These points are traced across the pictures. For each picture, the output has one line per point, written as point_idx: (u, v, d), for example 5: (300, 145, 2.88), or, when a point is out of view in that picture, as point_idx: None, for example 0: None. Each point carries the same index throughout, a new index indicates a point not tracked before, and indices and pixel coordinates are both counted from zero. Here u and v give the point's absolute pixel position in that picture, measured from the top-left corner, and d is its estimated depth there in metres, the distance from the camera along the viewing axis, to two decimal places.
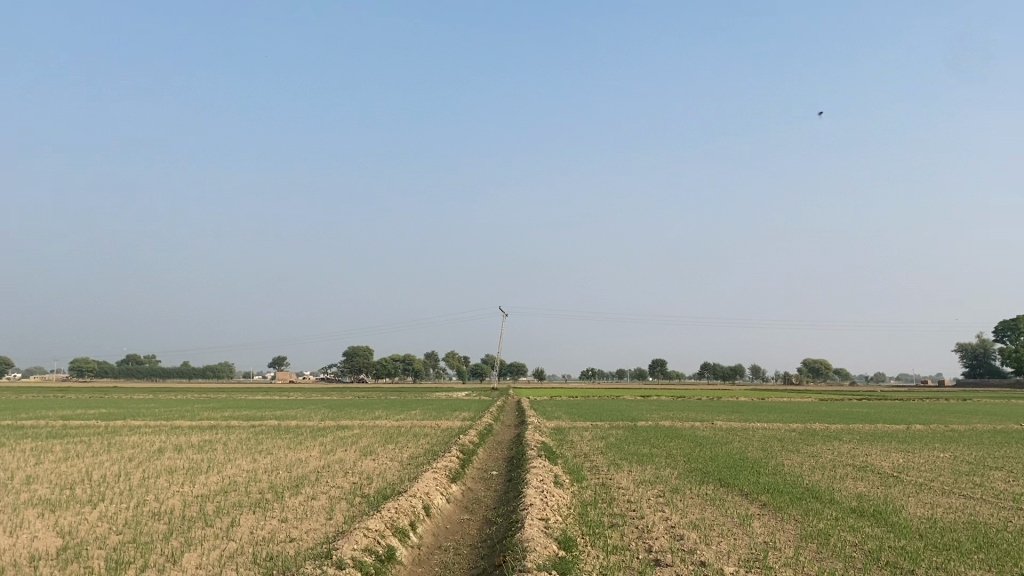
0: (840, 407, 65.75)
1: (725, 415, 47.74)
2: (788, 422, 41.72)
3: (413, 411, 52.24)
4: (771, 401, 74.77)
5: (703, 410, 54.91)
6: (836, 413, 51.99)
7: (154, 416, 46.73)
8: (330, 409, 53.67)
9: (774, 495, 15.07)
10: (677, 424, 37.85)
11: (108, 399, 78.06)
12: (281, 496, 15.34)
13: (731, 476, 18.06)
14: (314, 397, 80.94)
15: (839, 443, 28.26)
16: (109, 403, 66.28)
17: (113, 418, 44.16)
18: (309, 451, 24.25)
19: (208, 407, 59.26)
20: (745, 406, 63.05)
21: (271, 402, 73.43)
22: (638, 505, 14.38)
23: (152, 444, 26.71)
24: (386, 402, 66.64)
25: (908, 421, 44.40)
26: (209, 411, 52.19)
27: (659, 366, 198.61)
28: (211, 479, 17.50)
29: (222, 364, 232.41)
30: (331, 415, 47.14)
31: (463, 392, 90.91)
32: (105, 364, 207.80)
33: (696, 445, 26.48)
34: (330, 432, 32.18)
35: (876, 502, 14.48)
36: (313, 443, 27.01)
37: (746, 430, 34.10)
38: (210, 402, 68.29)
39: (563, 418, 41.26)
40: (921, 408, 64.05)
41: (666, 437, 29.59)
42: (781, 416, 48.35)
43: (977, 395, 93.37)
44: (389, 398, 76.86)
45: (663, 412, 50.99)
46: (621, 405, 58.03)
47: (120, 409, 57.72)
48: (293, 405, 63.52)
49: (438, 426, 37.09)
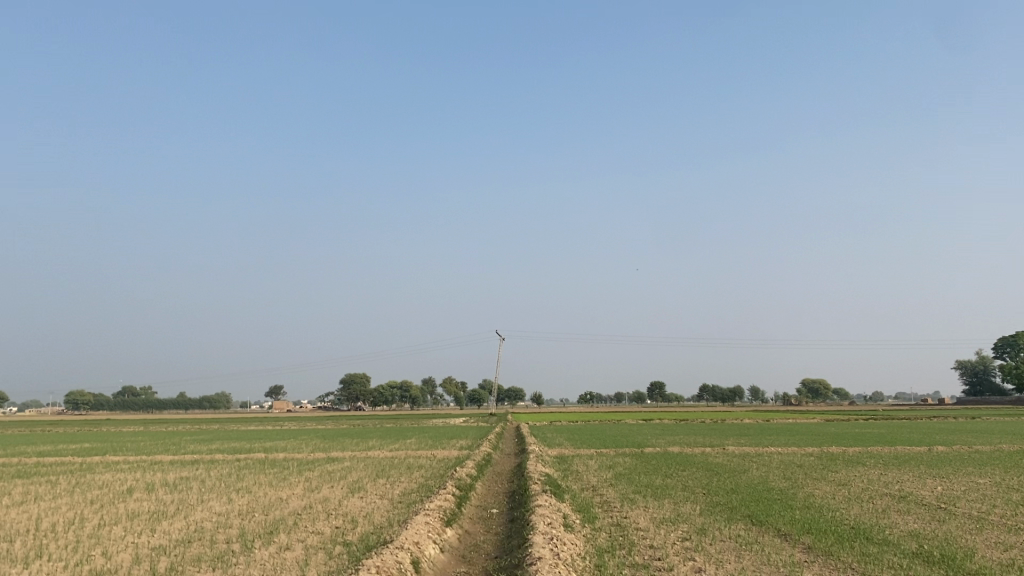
0: (850, 428, 63.73)
1: (734, 439, 45.80)
2: (803, 445, 39.76)
3: (409, 440, 50.14)
4: (776, 423, 72.71)
5: (711, 433, 53.04)
6: (847, 436, 49.91)
7: (138, 450, 44.52)
8: (323, 440, 51.49)
9: (819, 537, 13.11)
10: (686, 450, 35.78)
11: (97, 433, 75.91)
12: (249, 547, 13.27)
13: (762, 512, 16.08)
14: (308, 427, 78.88)
15: (865, 469, 26.22)
16: (95, 437, 63.68)
17: (92, 453, 42.02)
18: (292, 488, 22.19)
19: (197, 439, 57.01)
20: (753, 428, 61.10)
21: (264, 432, 71.27)
22: (663, 553, 12.38)
23: (123, 482, 24.60)
24: (382, 431, 64.65)
25: (925, 441, 42.51)
26: (196, 444, 50.04)
27: (658, 389, 196.91)
28: (175, 526, 15.45)
29: (221, 395, 230.87)
30: (322, 446, 45.13)
31: (461, 419, 88.73)
32: (101, 397, 206.24)
33: (712, 474, 24.47)
34: (318, 466, 30.06)
35: (939, 544, 12.52)
36: (298, 479, 24.91)
37: (761, 455, 32.11)
38: (199, 434, 66.18)
39: (565, 446, 39.36)
40: (933, 426, 61.91)
41: (678, 465, 27.57)
42: (791, 439, 46.34)
43: (986, 411, 91.40)
44: (386, 427, 74.72)
45: (668, 436, 49.09)
46: (624, 430, 56.10)
47: (104, 443, 55.56)
48: (284, 436, 61.25)
49: (433, 456, 35.14)
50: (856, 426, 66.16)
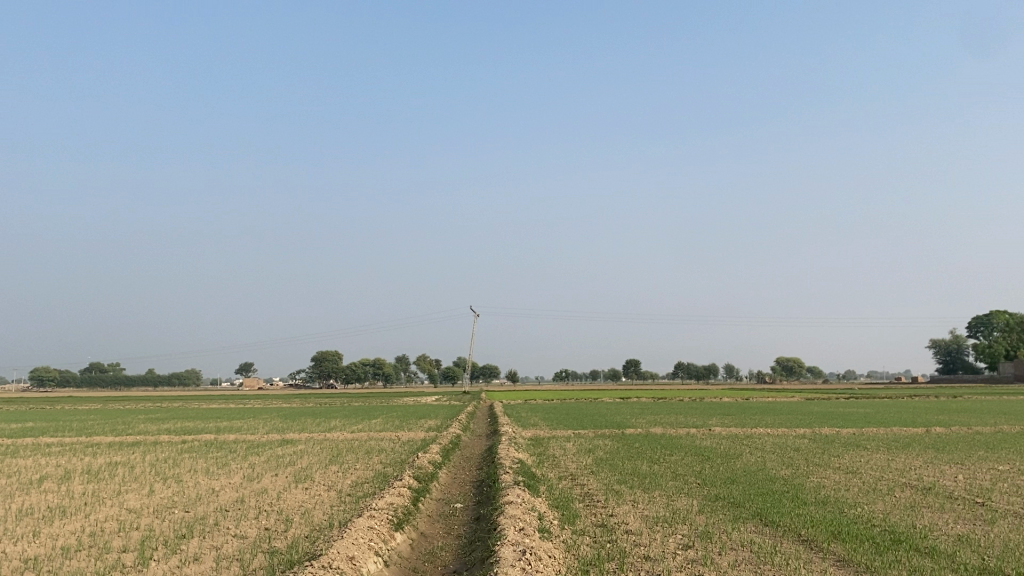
0: (834, 407, 61.78)
1: (716, 419, 43.51)
2: (790, 426, 37.50)
3: (375, 419, 47.39)
4: (755, 401, 70.82)
5: (691, 412, 50.91)
6: (831, 415, 47.89)
7: (83, 430, 41.39)
8: (284, 419, 48.77)
9: (853, 546, 10.66)
10: (669, 431, 33.42)
11: (51, 409, 71.99)
12: (145, 560, 10.60)
13: (771, 509, 13.64)
14: (275, 404, 75.79)
15: (868, 453, 24.00)
16: (45, 416, 60.25)
17: (29, 434, 38.62)
18: (229, 478, 19.45)
19: (151, 418, 53.80)
20: (733, 408, 59.03)
21: (227, 409, 67.89)
22: (664, 568, 9.86)
23: (41, 469, 21.68)
24: (348, 410, 61.73)
25: (916, 421, 40.52)
26: (147, 423, 46.85)
27: (632, 367, 195.85)
28: (66, 529, 12.70)
29: (192, 371, 227.08)
30: (281, 426, 42.08)
31: (433, 397, 86.16)
32: (68, 373, 201.48)
33: (703, 460, 22.07)
34: (269, 450, 27.29)
35: (1005, 555, 10.09)
36: (241, 465, 22.14)
37: (750, 437, 29.74)
38: (156, 411, 62.69)
39: (540, 427, 36.88)
40: (916, 406, 60.46)
41: (663, 449, 25.18)
42: (774, 419, 44.24)
43: (964, 390, 90.28)
44: (357, 404, 71.87)
45: (646, 416, 46.76)
46: (599, 409, 53.85)
47: (52, 421, 52.03)
48: (245, 415, 58.16)
49: (398, 438, 32.46)
50: (837, 405, 64.46)
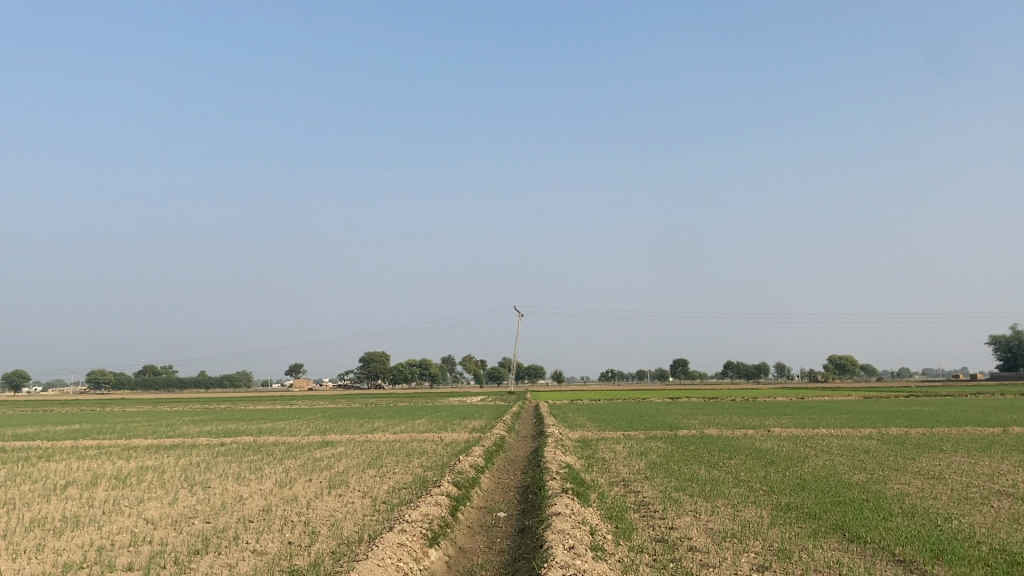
0: (895, 405, 58.98)
1: (773, 419, 41.43)
2: (853, 426, 35.46)
3: (418, 421, 46.29)
4: (810, 400, 68.39)
5: (745, 412, 48.91)
6: (894, 413, 45.44)
7: (126, 433, 40.89)
8: (326, 420, 47.87)
9: (964, 570, 9.03)
10: (725, 432, 31.61)
11: (101, 411, 72.40)
12: None
13: (854, 522, 12.04)
14: (319, 405, 75.43)
15: (946, 456, 22.05)
16: (93, 417, 60.52)
17: (71, 437, 38.20)
18: (259, 483, 18.36)
19: (196, 420, 53.49)
20: (788, 407, 56.75)
21: (273, 410, 67.54)
22: None
23: (69, 473, 20.82)
24: (393, 410, 60.84)
25: (987, 421, 38.16)
26: (190, 425, 46.31)
27: (680, 366, 193.08)
28: (73, 543, 11.65)
29: (243, 373, 230.24)
30: (323, 427, 41.17)
31: (478, 398, 85.14)
32: (123, 376, 205.45)
33: (766, 464, 20.39)
34: (306, 453, 26.22)
35: None
36: (275, 470, 21.07)
37: (813, 438, 27.89)
38: (200, 413, 62.42)
39: (588, 427, 35.43)
40: (984, 404, 57.41)
41: (721, 452, 23.49)
42: (836, 419, 41.96)
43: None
44: (401, 405, 71.03)
45: (698, 416, 44.84)
46: (648, 409, 52.18)
47: (98, 424, 51.87)
48: (289, 416, 57.57)
49: (439, 439, 31.24)
50: (900, 403, 61.62)
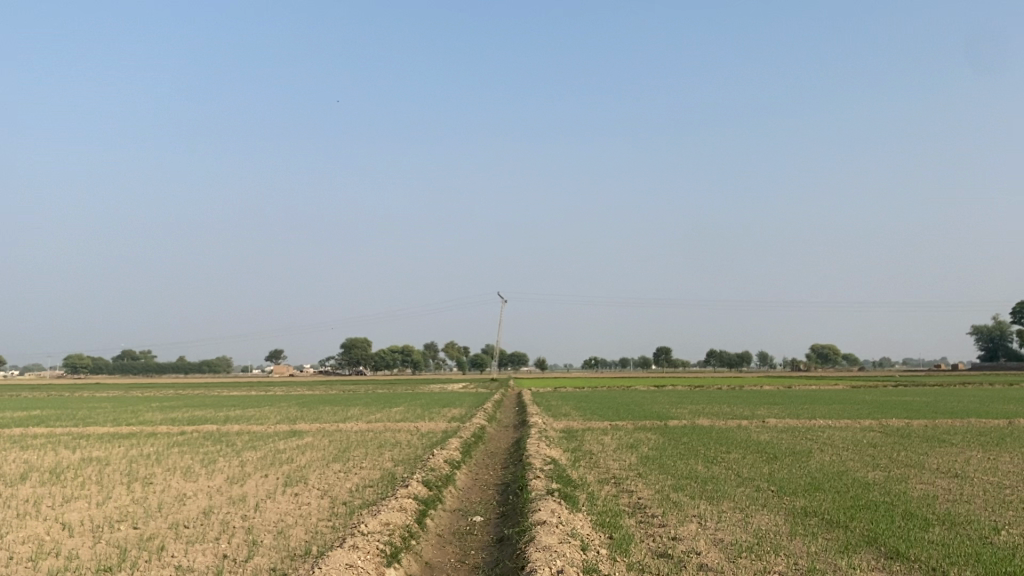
0: (886, 396, 57.75)
1: (764, 409, 39.80)
2: (850, 417, 33.98)
3: (396, 408, 44.41)
4: (797, 390, 67.30)
5: (733, 401, 47.57)
6: (887, 404, 43.99)
7: (86, 419, 38.69)
8: (301, 408, 45.94)
9: None
10: (717, 423, 29.88)
11: (72, 396, 70.05)
12: None
13: (890, 533, 10.27)
14: (296, 392, 73.65)
15: (960, 451, 20.38)
16: (60, 403, 58.17)
17: (25, 424, 35.93)
18: (208, 479, 16.40)
19: (164, 406, 51.33)
20: (777, 396, 55.57)
21: (250, 397, 65.55)
22: None
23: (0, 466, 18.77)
24: (371, 397, 59.01)
25: (984, 412, 36.91)
26: (156, 412, 44.17)
27: (663, 354, 192.64)
28: None
29: (223, 358, 227.63)
30: (295, 416, 39.14)
31: (459, 384, 83.55)
32: (102, 360, 202.41)
33: (769, 459, 18.64)
34: (271, 444, 24.25)
35: None
36: (230, 463, 19.09)
37: (811, 431, 26.25)
38: (173, 400, 60.36)
39: (573, 417, 33.66)
40: (974, 395, 56.46)
41: (717, 445, 21.72)
42: (830, 409, 40.40)
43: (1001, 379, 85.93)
44: (381, 391, 69.38)
45: (687, 406, 43.28)
46: (634, 398, 50.63)
47: (61, 409, 49.56)
48: (264, 402, 55.71)
49: (416, 429, 29.37)
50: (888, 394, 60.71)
